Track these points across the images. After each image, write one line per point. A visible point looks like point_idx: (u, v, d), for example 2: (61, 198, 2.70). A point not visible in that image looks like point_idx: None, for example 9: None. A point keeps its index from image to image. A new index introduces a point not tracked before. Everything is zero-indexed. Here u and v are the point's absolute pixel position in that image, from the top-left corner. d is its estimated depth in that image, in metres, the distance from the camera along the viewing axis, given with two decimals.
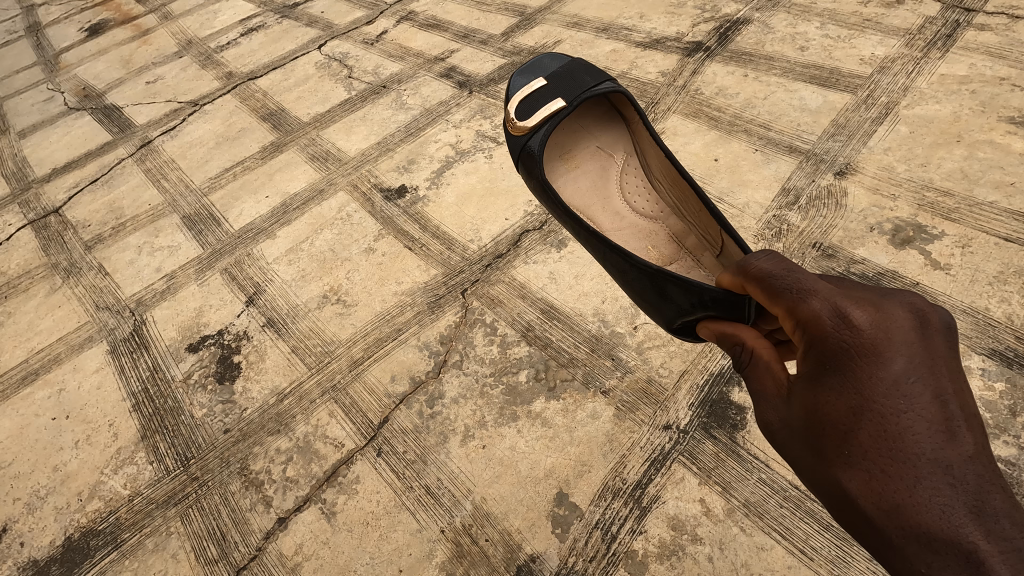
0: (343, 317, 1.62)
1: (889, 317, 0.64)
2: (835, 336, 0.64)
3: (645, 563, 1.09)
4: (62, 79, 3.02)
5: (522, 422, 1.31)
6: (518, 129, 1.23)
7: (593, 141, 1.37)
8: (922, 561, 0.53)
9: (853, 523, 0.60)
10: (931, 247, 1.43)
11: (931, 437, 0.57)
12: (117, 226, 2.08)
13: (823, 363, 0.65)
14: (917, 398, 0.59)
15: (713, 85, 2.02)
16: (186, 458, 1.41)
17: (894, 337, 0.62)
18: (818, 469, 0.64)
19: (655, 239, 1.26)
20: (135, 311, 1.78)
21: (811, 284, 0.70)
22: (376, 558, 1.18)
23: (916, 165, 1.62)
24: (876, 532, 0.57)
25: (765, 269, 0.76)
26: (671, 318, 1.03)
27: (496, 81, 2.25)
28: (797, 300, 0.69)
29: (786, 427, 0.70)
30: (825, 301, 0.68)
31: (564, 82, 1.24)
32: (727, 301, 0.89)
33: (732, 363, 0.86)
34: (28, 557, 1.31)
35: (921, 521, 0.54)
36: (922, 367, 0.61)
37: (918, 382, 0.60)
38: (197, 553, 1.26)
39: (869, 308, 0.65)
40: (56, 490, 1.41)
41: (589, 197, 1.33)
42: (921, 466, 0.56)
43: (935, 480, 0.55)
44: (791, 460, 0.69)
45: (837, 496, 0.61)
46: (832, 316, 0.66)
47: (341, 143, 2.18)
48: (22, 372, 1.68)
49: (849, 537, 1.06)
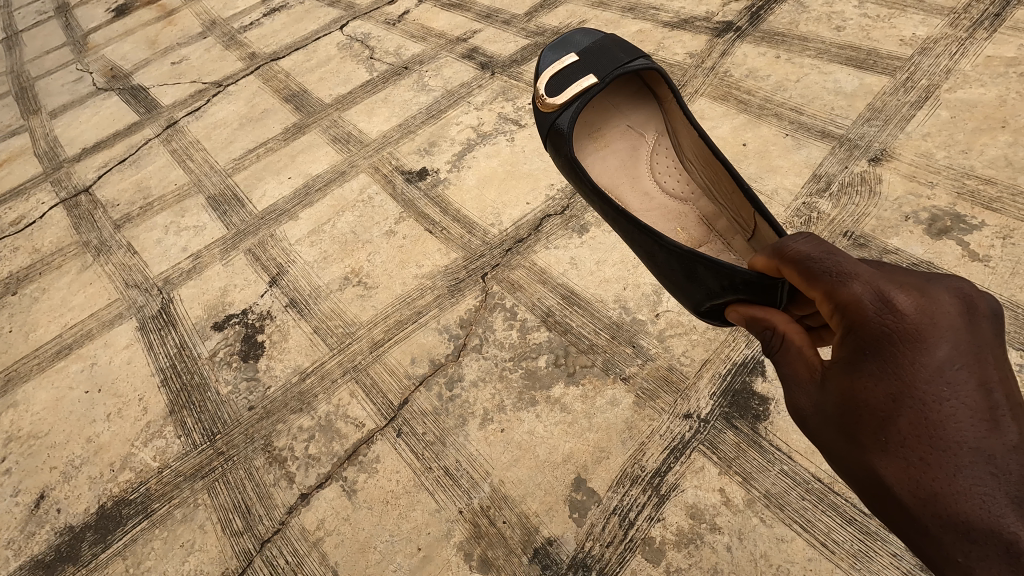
0: (364, 299, 1.63)
1: (934, 302, 0.61)
2: (876, 320, 0.63)
3: (662, 550, 1.09)
4: (91, 60, 3.06)
5: (541, 407, 1.31)
6: (547, 105, 1.20)
7: (623, 119, 1.33)
8: (959, 551, 0.52)
9: (886, 510, 0.59)
10: (969, 237, 1.38)
11: (973, 426, 0.55)
12: (145, 206, 2.12)
13: (861, 349, 0.63)
14: (962, 385, 0.57)
15: (743, 67, 1.96)
16: (212, 433, 1.45)
17: (939, 322, 0.60)
18: (853, 456, 0.63)
19: (685, 221, 1.24)
20: (163, 289, 1.82)
21: (852, 267, 0.68)
22: (396, 536, 1.20)
23: (957, 151, 1.55)
24: (912, 521, 0.56)
25: (802, 252, 0.74)
26: (699, 301, 1.02)
27: (519, 63, 2.21)
28: (836, 283, 0.67)
29: (819, 413, 0.69)
30: (867, 285, 0.65)
31: (597, 59, 1.21)
32: (760, 284, 0.87)
33: (762, 348, 0.85)
34: (64, 523, 1.37)
35: (960, 511, 0.52)
36: (968, 354, 0.58)
37: (963, 369, 0.58)
38: (224, 524, 1.30)
39: (913, 292, 0.63)
40: (90, 460, 1.46)
41: (617, 177, 1.31)
42: (963, 456, 0.54)
43: (977, 470, 0.53)
44: (823, 445, 0.68)
45: (871, 483, 0.61)
46: (874, 301, 0.64)
47: (362, 125, 2.18)
48: (56, 346, 1.74)
49: (873, 532, 1.04)
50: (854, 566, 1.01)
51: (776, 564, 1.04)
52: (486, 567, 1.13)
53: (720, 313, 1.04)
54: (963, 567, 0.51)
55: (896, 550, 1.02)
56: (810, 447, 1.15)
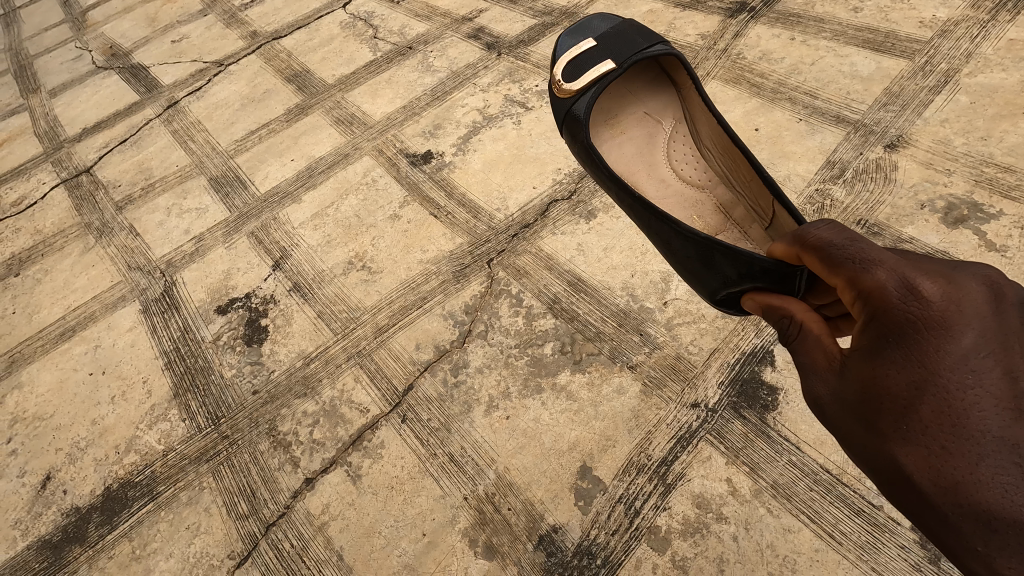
0: (368, 284, 1.62)
1: (960, 289, 0.60)
2: (900, 308, 0.61)
3: (668, 539, 1.09)
4: (89, 38, 3.00)
5: (547, 395, 1.30)
6: (563, 91, 1.17)
7: (640, 106, 1.30)
8: (979, 540, 0.50)
9: (906, 500, 0.58)
10: (986, 226, 1.35)
11: (998, 414, 0.53)
12: (147, 187, 2.09)
13: (884, 336, 0.62)
14: (988, 373, 0.55)
15: (756, 49, 1.91)
16: (217, 417, 1.45)
17: (965, 309, 0.59)
18: (872, 445, 0.62)
19: (701, 209, 1.22)
20: (166, 272, 1.81)
21: (876, 254, 0.66)
22: (400, 521, 1.20)
23: (976, 138, 1.51)
24: (931, 510, 0.55)
25: (824, 239, 0.73)
26: (716, 289, 1.00)
27: (525, 43, 2.16)
28: (859, 271, 0.66)
29: (837, 400, 0.68)
30: (892, 273, 0.64)
31: (615, 44, 1.17)
32: (778, 272, 0.85)
33: (778, 336, 0.84)
34: (70, 504, 1.37)
35: (981, 500, 0.51)
36: (996, 341, 0.56)
37: (990, 357, 0.56)
38: (229, 508, 1.30)
39: (939, 279, 0.61)
40: (96, 442, 1.46)
41: (633, 165, 1.28)
42: (985, 444, 0.52)
43: (1000, 458, 0.51)
44: (842, 435, 0.67)
45: (891, 472, 0.59)
46: (898, 288, 0.63)
47: (366, 106, 2.14)
48: (59, 328, 1.74)
49: (882, 524, 1.03)
50: (861, 558, 1.01)
51: (782, 555, 1.04)
52: (491, 553, 1.13)
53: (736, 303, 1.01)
54: (982, 556, 0.50)
55: (904, 542, 1.01)
56: (819, 438, 1.14)
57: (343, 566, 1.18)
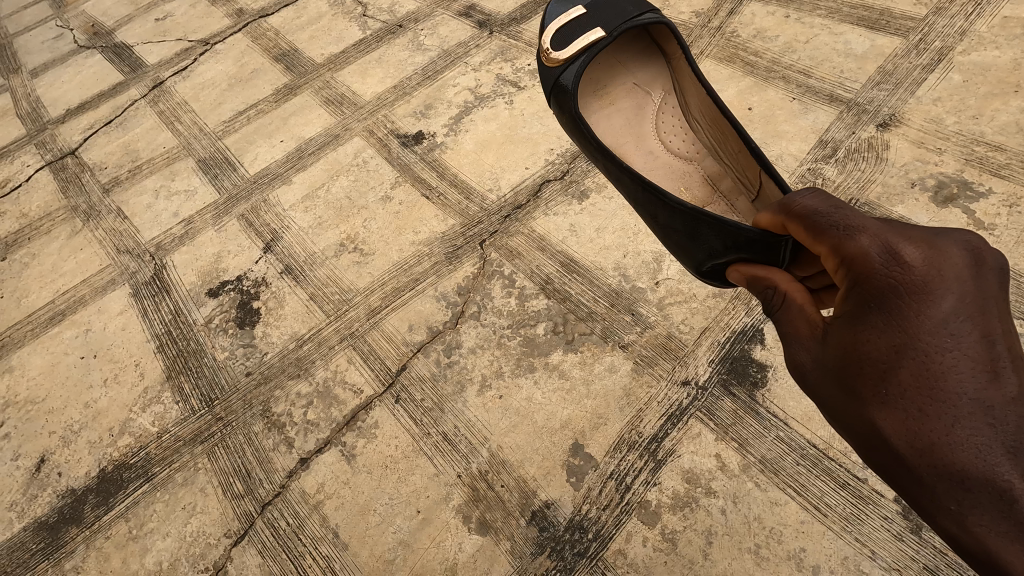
0: (360, 266, 1.61)
1: (942, 254, 0.60)
2: (882, 273, 0.62)
3: (658, 513, 1.11)
4: (70, 16, 2.92)
5: (539, 373, 1.31)
6: (551, 60, 1.15)
7: (629, 76, 1.29)
8: (952, 499, 0.53)
9: (882, 462, 0.60)
10: (975, 205, 1.36)
11: (974, 377, 0.55)
12: (134, 169, 2.06)
13: (866, 303, 0.63)
14: (965, 337, 0.56)
15: (751, 27, 1.89)
16: (210, 398, 1.45)
17: (945, 275, 0.59)
18: (851, 410, 0.63)
19: (689, 181, 1.22)
20: (155, 255, 1.79)
21: (860, 221, 0.67)
22: (395, 499, 1.22)
23: (968, 117, 1.51)
24: (907, 471, 0.57)
25: (809, 207, 0.73)
26: (701, 261, 1.00)
27: (518, 21, 2.13)
28: (844, 238, 0.67)
29: (819, 368, 0.68)
30: (875, 239, 0.64)
31: (605, 12, 1.15)
32: (763, 242, 0.86)
33: (762, 307, 0.84)
34: (65, 487, 1.38)
35: (955, 461, 0.54)
36: (974, 306, 0.58)
37: (968, 321, 0.57)
38: (224, 487, 1.31)
39: (921, 244, 0.62)
40: (89, 425, 1.46)
41: (622, 136, 1.27)
42: (962, 408, 0.54)
43: (975, 420, 0.54)
44: (822, 401, 0.68)
45: (869, 436, 0.61)
46: (881, 254, 0.63)
47: (356, 86, 2.10)
48: (49, 312, 1.72)
49: (867, 496, 1.06)
50: (846, 529, 1.04)
51: (769, 527, 1.06)
52: (484, 529, 1.15)
53: (720, 274, 1.02)
54: (955, 514, 0.53)
55: (887, 513, 1.04)
56: (807, 414, 1.16)
57: (340, 543, 1.20)
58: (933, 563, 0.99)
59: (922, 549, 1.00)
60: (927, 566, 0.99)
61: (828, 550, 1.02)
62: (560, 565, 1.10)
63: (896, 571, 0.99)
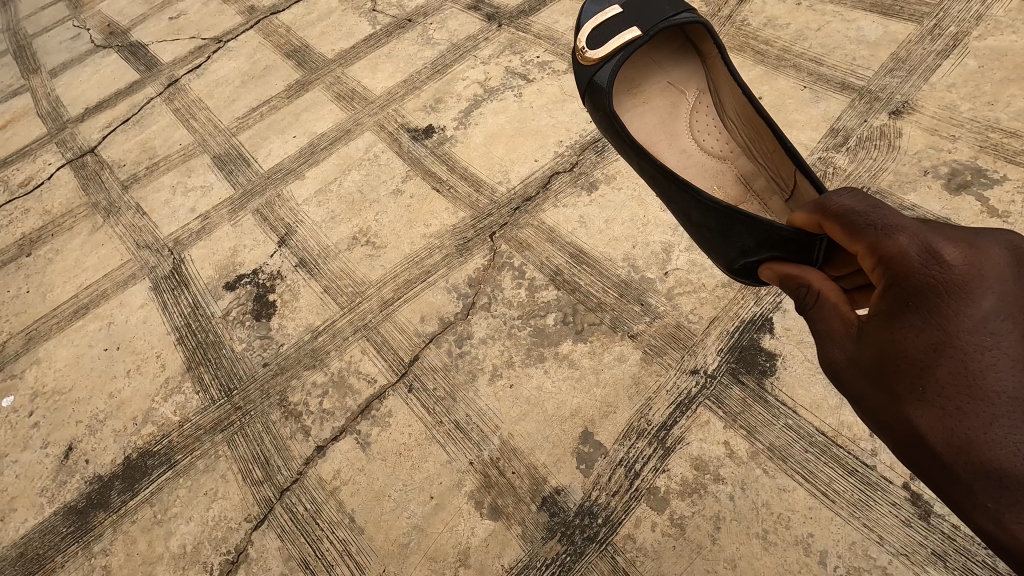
0: (373, 259, 1.64)
1: (983, 254, 0.61)
2: (921, 272, 0.63)
3: (667, 499, 1.13)
4: (86, 16, 2.98)
5: (549, 363, 1.33)
6: (587, 58, 1.17)
7: (663, 76, 1.30)
8: (989, 497, 0.53)
9: (918, 460, 0.61)
10: (989, 192, 1.34)
11: (1014, 375, 0.55)
12: (151, 166, 2.11)
13: (904, 301, 0.63)
14: (1006, 335, 0.56)
15: (761, 15, 1.87)
16: (229, 389, 1.49)
17: (986, 274, 0.60)
18: (887, 407, 0.64)
19: (722, 179, 1.22)
20: (173, 250, 1.83)
21: (898, 220, 0.68)
22: (409, 485, 1.25)
23: (982, 103, 1.49)
24: (943, 469, 0.57)
25: (846, 206, 0.74)
26: (733, 259, 1.01)
27: (526, 13, 2.13)
28: (881, 237, 0.67)
29: (854, 364, 0.70)
30: (914, 238, 0.65)
31: (641, 11, 1.16)
32: (797, 241, 0.87)
33: (795, 305, 0.85)
34: (93, 473, 1.43)
35: (993, 459, 0.53)
36: (1016, 305, 0.58)
37: (1009, 319, 0.57)
38: (244, 474, 1.35)
39: (962, 244, 0.63)
40: (114, 414, 1.52)
41: (654, 134, 1.28)
42: (1000, 405, 0.54)
43: (1013, 419, 0.53)
44: (857, 399, 0.69)
45: (906, 433, 0.61)
46: (920, 253, 0.64)
47: (366, 81, 2.12)
48: (73, 306, 1.78)
49: (875, 483, 1.06)
50: (854, 515, 1.05)
51: (777, 513, 1.08)
52: (496, 514, 1.18)
53: (752, 272, 1.02)
54: (992, 512, 0.52)
55: (896, 500, 1.04)
56: (815, 402, 1.16)
57: (356, 527, 1.23)
58: (941, 548, 0.99)
59: (931, 534, 1.01)
60: (935, 551, 0.99)
61: (836, 535, 1.04)
62: (570, 549, 1.12)
63: (904, 557, 1.00)
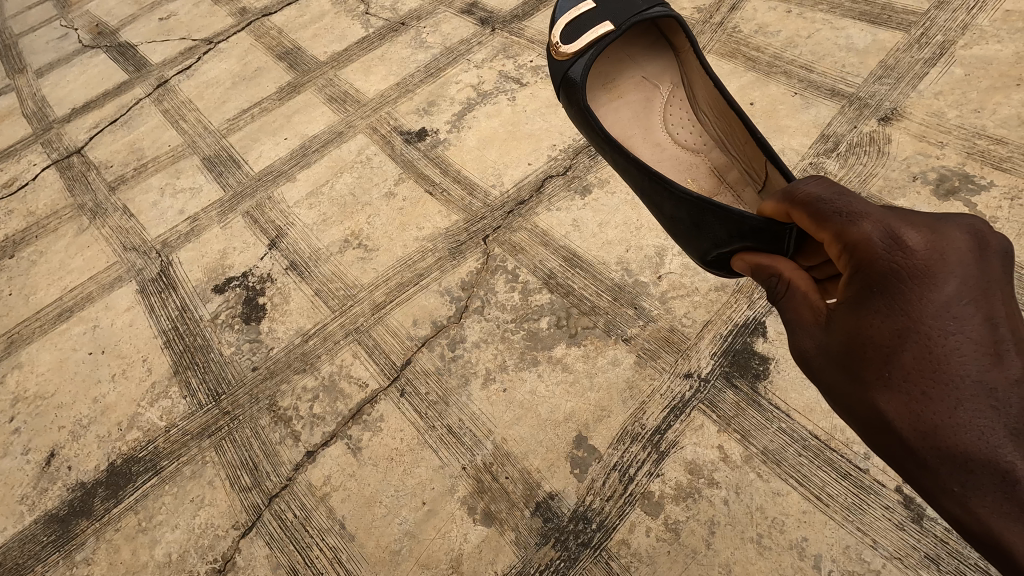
0: (365, 261, 1.62)
1: (945, 238, 0.61)
2: (885, 258, 0.63)
3: (661, 504, 1.12)
4: (74, 16, 2.94)
5: (543, 367, 1.33)
6: (561, 53, 1.16)
7: (637, 70, 1.30)
8: (955, 481, 0.54)
9: (888, 447, 0.61)
10: (977, 198, 1.36)
11: (977, 360, 0.55)
12: (139, 167, 2.08)
13: (869, 288, 0.64)
14: (968, 320, 0.57)
15: (752, 22, 1.89)
16: (216, 393, 1.47)
17: (947, 257, 0.60)
18: (855, 394, 0.64)
19: (696, 172, 1.23)
20: (161, 252, 1.81)
21: (863, 207, 0.68)
22: (400, 491, 1.23)
23: (969, 110, 1.52)
24: (910, 455, 0.58)
25: (813, 195, 0.74)
26: (705, 251, 1.01)
27: (520, 18, 2.14)
28: (846, 224, 0.68)
29: (823, 353, 0.70)
30: (877, 225, 0.65)
31: (615, 4, 1.16)
32: (769, 232, 0.88)
33: (767, 295, 0.86)
34: (75, 480, 1.40)
35: (958, 443, 0.54)
36: (977, 289, 0.58)
37: (970, 304, 0.58)
38: (232, 480, 1.32)
39: (924, 229, 0.63)
40: (98, 419, 1.48)
41: (630, 129, 1.29)
42: (964, 389, 0.54)
43: (977, 403, 0.54)
44: (826, 386, 0.69)
45: (875, 422, 0.61)
46: (883, 239, 0.64)
47: (359, 83, 2.11)
48: (57, 309, 1.74)
49: (868, 486, 1.07)
50: (847, 518, 1.05)
51: (771, 517, 1.07)
52: (489, 520, 1.17)
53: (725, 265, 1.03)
54: (958, 496, 0.53)
55: (889, 503, 1.05)
56: (808, 405, 1.17)
57: (346, 534, 1.21)
58: (934, 552, 1.00)
59: (923, 538, 1.01)
60: (928, 555, 1.00)
61: (830, 539, 1.03)
62: (564, 555, 1.11)
63: (897, 560, 1.00)
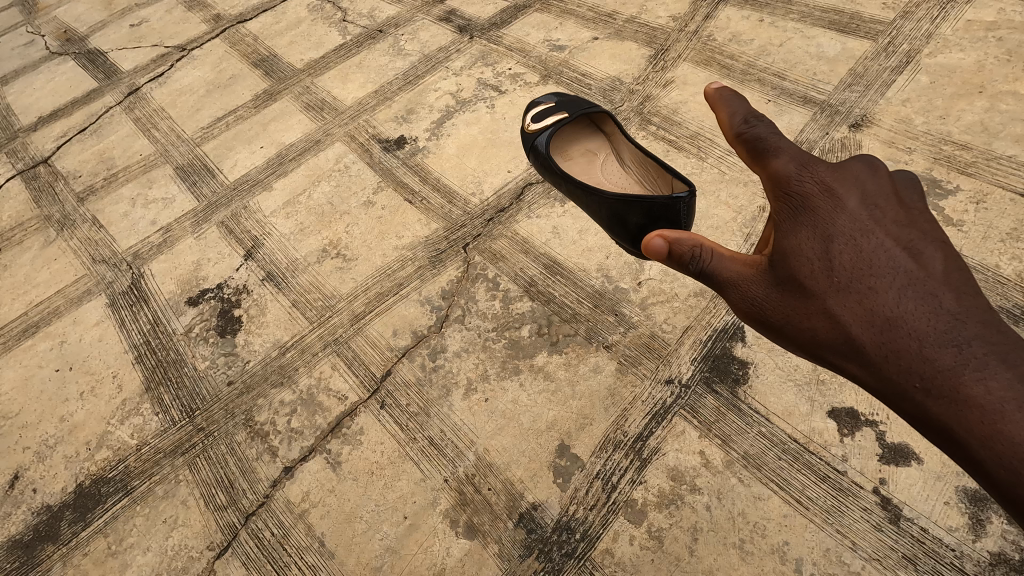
0: (343, 271, 1.60)
1: (846, 168, 0.77)
2: (804, 183, 0.77)
3: (644, 511, 1.12)
4: (41, 22, 2.86)
5: (525, 376, 1.32)
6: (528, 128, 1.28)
7: (583, 148, 1.34)
8: (899, 363, 0.66)
9: (843, 352, 0.72)
10: (944, 202, 1.40)
11: (892, 257, 0.71)
12: (109, 177, 2.02)
13: (798, 208, 0.77)
14: (878, 231, 0.72)
15: (726, 31, 1.92)
16: (190, 409, 1.43)
17: (849, 182, 0.76)
18: (806, 310, 0.76)
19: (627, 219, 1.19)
20: (132, 264, 1.76)
21: (780, 145, 0.81)
22: (381, 505, 1.21)
23: (935, 117, 1.56)
24: (865, 352, 0.69)
25: (743, 141, 0.84)
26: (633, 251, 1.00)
27: (498, 26, 2.14)
28: (772, 161, 0.80)
29: (774, 290, 0.79)
30: (793, 161, 0.79)
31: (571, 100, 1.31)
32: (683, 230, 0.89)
33: (694, 272, 0.87)
34: (41, 503, 1.34)
35: (902, 326, 0.67)
36: (875, 204, 0.75)
37: (875, 219, 0.73)
38: (206, 499, 1.29)
39: (832, 163, 0.78)
40: (65, 439, 1.43)
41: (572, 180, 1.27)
42: (891, 280, 0.69)
43: (902, 288, 0.69)
44: (779, 318, 0.79)
45: (833, 333, 0.73)
46: (800, 170, 0.78)
47: (336, 91, 2.09)
48: (22, 325, 1.68)
49: (846, 488, 1.08)
50: (827, 521, 1.06)
51: (752, 522, 1.08)
52: (472, 533, 1.15)
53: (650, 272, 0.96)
54: (916, 376, 0.64)
55: (867, 505, 1.06)
56: (787, 409, 1.18)
57: (325, 551, 1.18)
58: (912, 552, 1.01)
59: (901, 539, 1.02)
60: (906, 555, 1.01)
61: (811, 543, 1.04)
62: (548, 567, 1.10)
63: (877, 561, 1.01)
